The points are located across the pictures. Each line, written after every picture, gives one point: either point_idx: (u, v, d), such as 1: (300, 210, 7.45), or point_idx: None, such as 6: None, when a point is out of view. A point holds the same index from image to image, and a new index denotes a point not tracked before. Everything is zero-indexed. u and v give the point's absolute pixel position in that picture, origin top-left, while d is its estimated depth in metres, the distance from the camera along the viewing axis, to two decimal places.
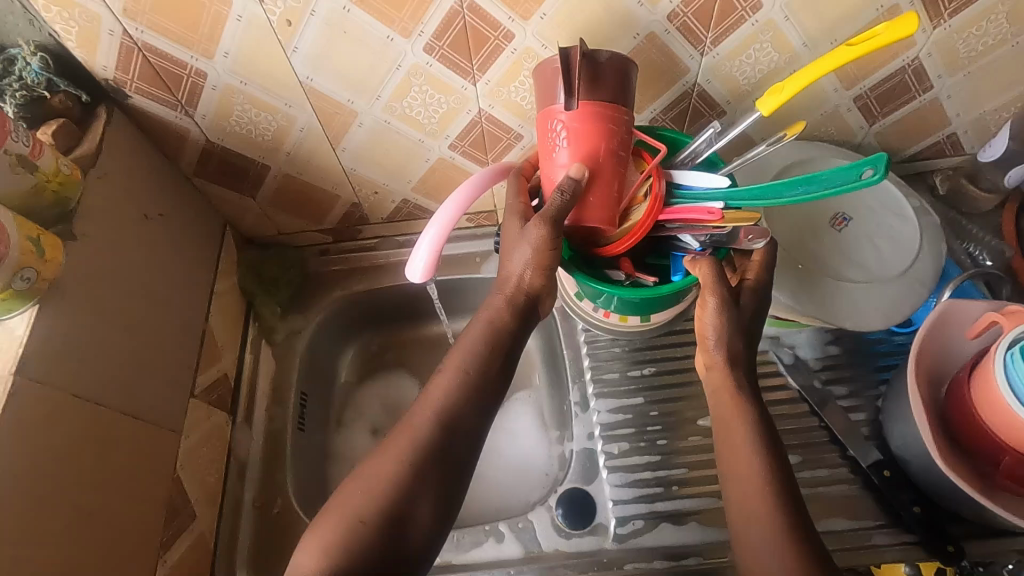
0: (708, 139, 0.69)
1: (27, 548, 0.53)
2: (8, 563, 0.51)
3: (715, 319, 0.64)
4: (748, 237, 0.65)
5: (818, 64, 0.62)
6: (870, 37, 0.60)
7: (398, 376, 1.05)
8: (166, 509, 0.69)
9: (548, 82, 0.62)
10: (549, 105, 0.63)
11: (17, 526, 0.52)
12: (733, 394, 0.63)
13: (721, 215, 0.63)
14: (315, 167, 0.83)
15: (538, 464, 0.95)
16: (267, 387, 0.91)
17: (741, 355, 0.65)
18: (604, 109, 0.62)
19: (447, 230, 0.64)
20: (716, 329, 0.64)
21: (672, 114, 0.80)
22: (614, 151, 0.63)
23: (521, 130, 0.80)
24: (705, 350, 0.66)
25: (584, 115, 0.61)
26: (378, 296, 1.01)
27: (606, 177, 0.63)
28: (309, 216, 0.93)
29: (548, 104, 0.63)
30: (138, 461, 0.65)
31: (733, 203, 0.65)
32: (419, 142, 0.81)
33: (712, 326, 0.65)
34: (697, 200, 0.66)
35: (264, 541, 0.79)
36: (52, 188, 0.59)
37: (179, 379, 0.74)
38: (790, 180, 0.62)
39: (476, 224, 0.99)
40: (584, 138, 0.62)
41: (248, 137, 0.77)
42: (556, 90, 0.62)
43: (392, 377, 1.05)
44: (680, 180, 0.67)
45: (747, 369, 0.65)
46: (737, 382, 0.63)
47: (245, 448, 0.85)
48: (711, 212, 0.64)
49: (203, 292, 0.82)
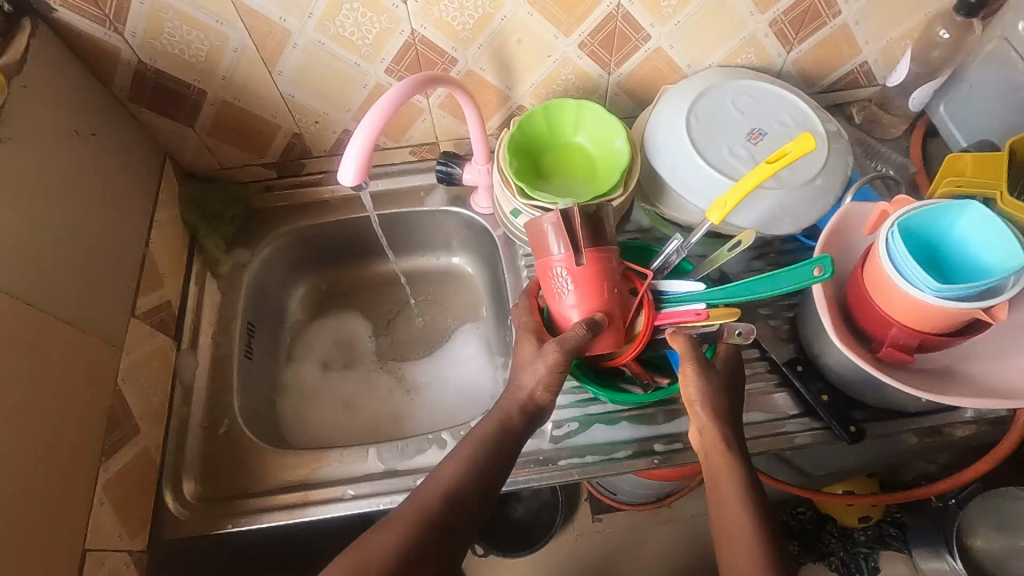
0: (676, 250, 0.79)
1: None
2: None
3: (700, 385, 0.67)
4: (733, 333, 0.73)
5: (747, 179, 0.70)
6: (783, 155, 0.68)
7: (348, 315, 1.09)
8: (107, 418, 0.70)
9: (542, 235, 0.71)
10: (545, 255, 0.71)
11: None
12: (722, 451, 0.63)
13: (706, 313, 0.73)
14: (252, 93, 0.84)
15: (484, 387, 0.99)
16: (213, 317, 0.92)
17: (728, 415, 0.67)
18: (600, 252, 0.70)
19: (371, 141, 0.66)
20: (702, 393, 0.67)
21: (599, 39, 0.83)
22: (615, 288, 0.71)
23: (455, 53, 0.82)
24: (693, 412, 0.67)
25: (587, 264, 0.69)
26: (324, 232, 1.03)
27: (611, 311, 0.71)
28: (252, 149, 0.94)
29: (544, 254, 0.72)
30: (75, 367, 0.66)
31: (711, 302, 0.76)
32: (355, 66, 0.82)
33: (697, 391, 0.67)
34: (681, 302, 0.77)
35: (211, 457, 0.81)
36: None
37: (116, 296, 0.75)
38: (755, 279, 0.73)
39: (420, 159, 1.01)
40: (589, 284, 0.70)
41: (181, 58, 0.77)
42: (550, 243, 0.70)
43: (343, 316, 1.09)
44: (662, 288, 0.79)
45: (736, 430, 0.66)
46: (726, 440, 0.64)
47: (190, 372, 0.86)
48: (697, 312, 0.73)
49: (143, 219, 0.83)
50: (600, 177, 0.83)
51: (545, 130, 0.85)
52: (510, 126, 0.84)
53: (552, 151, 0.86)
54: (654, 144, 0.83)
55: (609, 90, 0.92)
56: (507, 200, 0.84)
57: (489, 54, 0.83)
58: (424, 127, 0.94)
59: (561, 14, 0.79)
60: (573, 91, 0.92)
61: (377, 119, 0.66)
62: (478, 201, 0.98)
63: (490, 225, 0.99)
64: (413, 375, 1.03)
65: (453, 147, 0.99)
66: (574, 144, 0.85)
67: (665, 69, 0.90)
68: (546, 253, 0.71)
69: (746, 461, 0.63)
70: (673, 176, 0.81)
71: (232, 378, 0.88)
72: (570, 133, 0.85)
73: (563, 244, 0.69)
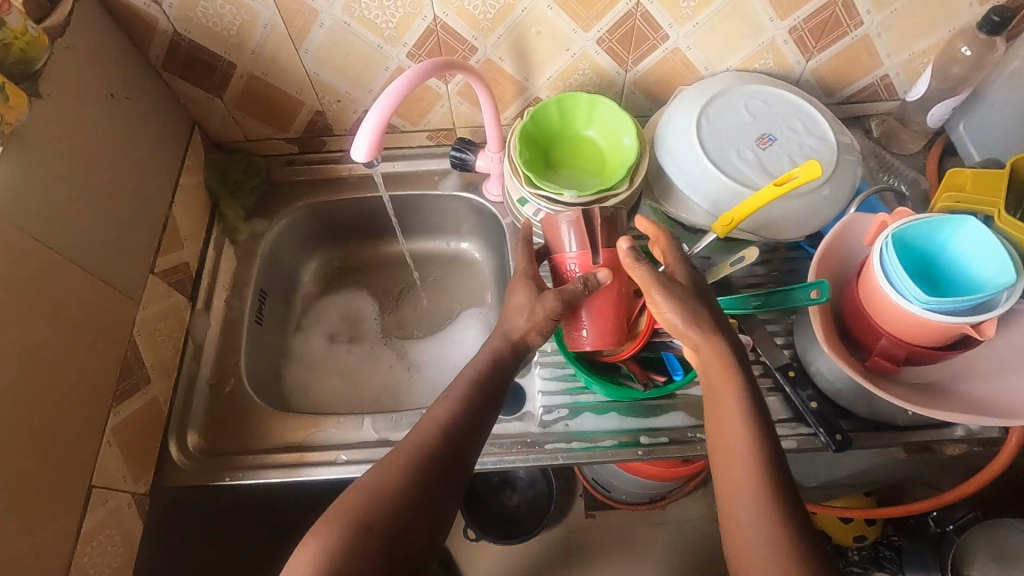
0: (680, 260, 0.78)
1: None
2: None
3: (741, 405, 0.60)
4: None
5: (755, 199, 0.73)
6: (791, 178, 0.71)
7: (358, 292, 1.12)
8: (120, 366, 0.74)
9: (558, 233, 0.74)
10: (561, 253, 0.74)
11: None
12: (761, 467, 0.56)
13: None
14: (279, 69, 0.88)
15: None
16: (228, 281, 0.96)
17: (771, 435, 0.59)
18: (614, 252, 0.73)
19: (383, 121, 0.69)
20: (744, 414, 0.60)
21: (618, 36, 0.85)
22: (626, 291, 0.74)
23: (475, 42, 0.84)
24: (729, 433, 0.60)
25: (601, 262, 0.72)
26: (340, 208, 1.06)
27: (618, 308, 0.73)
28: (275, 123, 0.97)
29: (559, 252, 0.75)
30: (94, 314, 0.70)
31: None
32: (378, 48, 0.85)
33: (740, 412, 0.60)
34: None
35: (216, 413, 0.85)
36: (19, 45, 0.63)
37: (139, 253, 0.79)
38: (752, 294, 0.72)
39: (437, 143, 1.04)
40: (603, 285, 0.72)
41: (214, 31, 0.81)
42: (566, 240, 0.73)
43: (353, 292, 1.12)
44: None
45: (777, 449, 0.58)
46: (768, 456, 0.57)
47: (202, 332, 0.90)
48: None
49: (168, 182, 0.87)
50: (607, 170, 0.84)
51: (556, 121, 0.86)
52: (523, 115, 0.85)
53: (562, 142, 0.87)
54: (663, 144, 0.84)
55: (624, 88, 0.94)
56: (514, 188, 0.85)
57: (508, 45, 0.86)
58: (442, 112, 0.97)
59: (581, 9, 0.81)
60: (590, 87, 0.93)
61: (392, 101, 0.68)
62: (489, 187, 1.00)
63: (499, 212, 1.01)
64: (413, 353, 1.06)
65: (469, 134, 1.01)
66: (582, 137, 0.87)
67: (682, 70, 0.91)
68: (563, 250, 0.74)
69: (773, 460, 0.57)
70: (680, 177, 0.82)
71: (240, 341, 0.92)
72: (581, 126, 0.87)
73: (580, 243, 0.72)
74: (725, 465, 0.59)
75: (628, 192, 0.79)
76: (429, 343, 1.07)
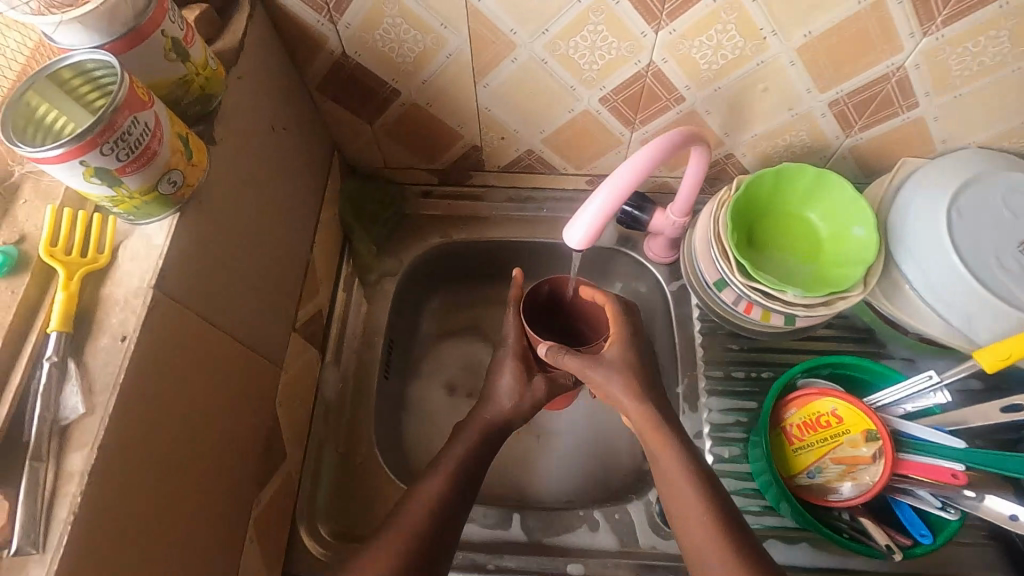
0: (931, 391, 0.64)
1: (162, 481, 0.47)
2: (151, 497, 0.46)
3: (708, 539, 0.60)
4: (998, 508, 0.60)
5: None
6: None
7: (471, 338, 0.95)
8: (264, 447, 0.64)
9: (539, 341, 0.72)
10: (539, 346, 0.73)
11: (157, 461, 0.46)
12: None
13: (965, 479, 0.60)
14: (448, 101, 0.75)
15: (622, 453, 0.88)
16: (358, 328, 0.85)
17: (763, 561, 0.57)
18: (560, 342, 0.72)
19: (609, 215, 0.57)
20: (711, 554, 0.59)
21: (857, 100, 0.71)
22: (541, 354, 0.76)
23: (686, 92, 0.71)
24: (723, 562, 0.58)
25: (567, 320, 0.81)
26: (474, 249, 0.93)
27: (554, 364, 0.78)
28: (423, 153, 0.85)
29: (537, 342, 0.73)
30: (247, 393, 0.60)
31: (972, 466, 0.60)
32: (569, 89, 0.72)
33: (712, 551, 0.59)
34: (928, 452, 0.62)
35: (347, 488, 0.75)
36: (199, 82, 0.51)
37: (284, 310, 0.69)
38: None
39: (593, 188, 0.91)
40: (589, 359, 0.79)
41: (388, 56, 0.69)
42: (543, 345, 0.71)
43: (465, 337, 0.95)
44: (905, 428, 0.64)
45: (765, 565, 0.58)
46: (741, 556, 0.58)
47: (331, 388, 0.80)
48: (955, 474, 0.60)
49: (310, 221, 0.77)
50: (828, 260, 0.71)
51: (769, 194, 0.74)
52: (732, 186, 0.72)
53: (771, 218, 0.75)
54: (903, 239, 0.72)
55: (836, 153, 0.80)
56: (713, 267, 0.74)
57: (723, 99, 0.72)
58: (614, 159, 0.84)
59: (828, 68, 0.67)
60: (798, 148, 0.79)
61: (622, 191, 0.56)
62: (655, 248, 0.87)
63: (664, 278, 0.88)
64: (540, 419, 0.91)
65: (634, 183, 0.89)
66: (801, 216, 0.74)
67: (914, 141, 0.77)
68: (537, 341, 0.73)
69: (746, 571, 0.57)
70: (925, 283, 0.69)
71: (371, 401, 0.81)
72: (797, 202, 0.74)
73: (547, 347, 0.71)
74: (690, 542, 0.61)
75: (862, 297, 0.67)
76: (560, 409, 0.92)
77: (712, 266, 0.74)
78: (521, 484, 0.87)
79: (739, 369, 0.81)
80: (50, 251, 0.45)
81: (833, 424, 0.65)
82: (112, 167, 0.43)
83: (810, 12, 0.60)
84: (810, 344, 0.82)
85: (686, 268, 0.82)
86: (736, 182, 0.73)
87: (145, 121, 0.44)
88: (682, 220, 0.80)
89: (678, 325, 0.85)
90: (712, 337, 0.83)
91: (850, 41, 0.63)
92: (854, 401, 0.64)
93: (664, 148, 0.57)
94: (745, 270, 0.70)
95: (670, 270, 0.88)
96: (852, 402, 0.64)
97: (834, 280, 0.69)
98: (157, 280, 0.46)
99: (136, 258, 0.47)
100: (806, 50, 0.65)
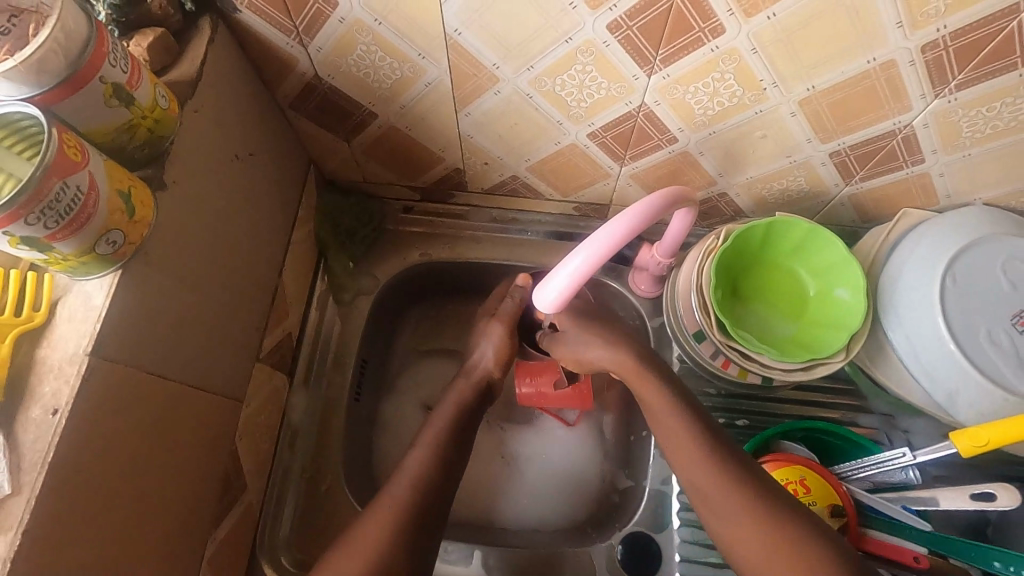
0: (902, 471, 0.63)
1: (102, 546, 0.46)
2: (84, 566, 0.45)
3: None
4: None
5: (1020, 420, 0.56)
6: None
7: (449, 357, 0.91)
8: (221, 484, 0.63)
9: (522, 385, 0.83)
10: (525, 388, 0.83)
11: (93, 527, 0.45)
12: None
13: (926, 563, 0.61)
14: (428, 125, 0.71)
15: (590, 485, 0.87)
16: (330, 349, 0.83)
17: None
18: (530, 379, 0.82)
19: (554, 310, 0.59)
20: None
21: (859, 152, 0.66)
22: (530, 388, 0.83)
23: (679, 134, 0.67)
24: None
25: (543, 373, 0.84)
26: (456, 270, 0.90)
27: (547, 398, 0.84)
28: (403, 171, 0.82)
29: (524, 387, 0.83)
30: (202, 436, 0.59)
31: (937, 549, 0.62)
32: (556, 124, 0.68)
33: None
34: (893, 529, 0.64)
35: (311, 517, 0.75)
36: (146, 125, 0.48)
37: (248, 343, 0.67)
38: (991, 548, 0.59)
39: (580, 214, 0.87)
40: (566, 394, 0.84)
41: (363, 80, 0.65)
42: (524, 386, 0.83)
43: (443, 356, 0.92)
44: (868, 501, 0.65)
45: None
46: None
47: (299, 413, 0.79)
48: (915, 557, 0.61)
49: (281, 243, 0.74)
50: (813, 319, 0.70)
51: (758, 245, 0.71)
52: (720, 235, 0.69)
53: (756, 268, 0.73)
54: (892, 303, 0.69)
55: (834, 200, 0.75)
56: (691, 318, 0.71)
57: (719, 142, 0.68)
58: (603, 190, 0.80)
59: (831, 120, 0.62)
60: (795, 193, 0.75)
61: (564, 295, 0.57)
62: (640, 282, 0.80)
63: (646, 312, 0.82)
64: (513, 444, 0.89)
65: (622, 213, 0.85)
66: (791, 273, 0.73)
67: (915, 194, 0.72)
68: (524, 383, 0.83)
69: None
70: (911, 349, 0.67)
71: (339, 426, 0.80)
72: (787, 253, 0.72)
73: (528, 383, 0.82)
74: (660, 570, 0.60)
75: (843, 365, 0.67)
76: (531, 434, 0.90)
77: (690, 315, 0.71)
78: (490, 511, 0.85)
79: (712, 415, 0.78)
80: None
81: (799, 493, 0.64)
82: (40, 235, 0.40)
83: (815, 67, 0.56)
84: (787, 393, 0.79)
85: (666, 307, 0.77)
86: (725, 232, 0.70)
87: (77, 184, 0.41)
88: (666, 261, 0.75)
89: None
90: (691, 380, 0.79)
91: (858, 96, 0.58)
92: (822, 473, 0.63)
93: (612, 251, 0.54)
94: (724, 328, 0.68)
95: (653, 305, 0.82)
96: (820, 475, 0.63)
97: (816, 345, 0.68)
98: (93, 347, 0.44)
99: (73, 319, 0.45)
100: (808, 103, 0.60)
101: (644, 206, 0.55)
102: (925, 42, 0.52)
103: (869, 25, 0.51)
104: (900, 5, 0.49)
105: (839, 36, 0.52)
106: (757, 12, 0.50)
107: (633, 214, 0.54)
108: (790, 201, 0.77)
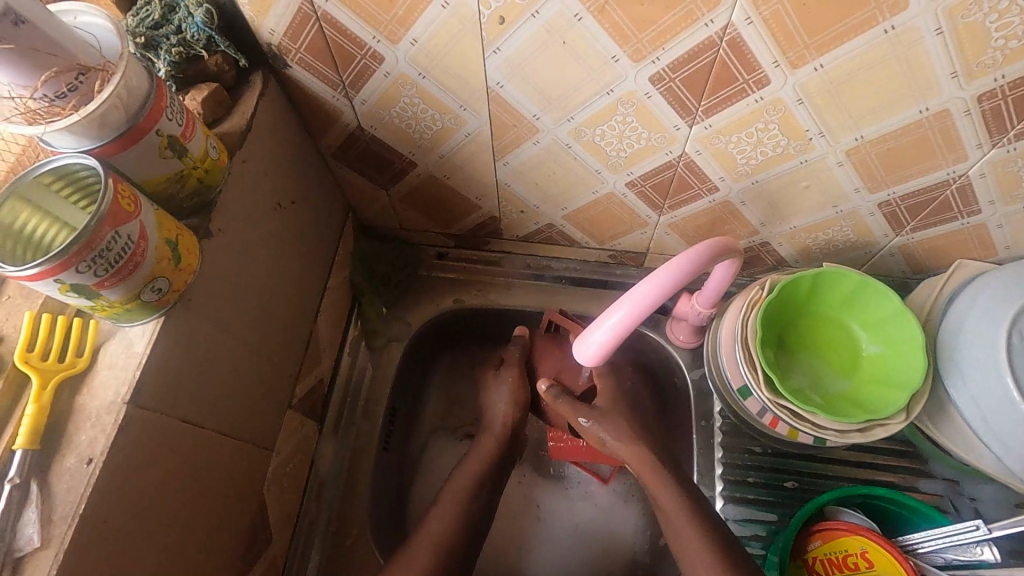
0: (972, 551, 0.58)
1: None
2: None
3: None
4: None
5: None
6: None
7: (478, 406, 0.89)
8: (247, 536, 0.62)
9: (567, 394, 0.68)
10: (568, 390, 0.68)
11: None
12: None
13: None
14: (466, 173, 0.72)
15: (626, 547, 0.83)
16: (360, 396, 0.82)
17: None
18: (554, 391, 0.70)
19: (593, 366, 0.59)
20: None
21: (910, 203, 0.64)
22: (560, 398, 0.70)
23: (720, 183, 0.66)
24: None
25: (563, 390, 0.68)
26: (488, 319, 0.89)
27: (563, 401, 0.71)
28: (440, 219, 0.82)
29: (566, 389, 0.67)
30: (232, 485, 0.58)
31: None
32: (594, 173, 0.68)
33: None
34: None
35: (334, 570, 0.73)
36: (197, 174, 0.49)
37: (281, 390, 0.67)
38: None
39: (616, 261, 0.86)
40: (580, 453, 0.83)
41: (405, 131, 0.66)
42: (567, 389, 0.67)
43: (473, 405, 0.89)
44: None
45: None
46: None
47: (327, 462, 0.77)
48: None
49: (317, 290, 0.75)
50: (865, 377, 0.67)
51: (804, 298, 0.69)
52: (765, 287, 0.67)
53: (804, 320, 0.71)
54: (953, 362, 0.66)
55: (884, 250, 0.72)
56: (737, 373, 0.68)
57: (761, 192, 0.67)
58: (639, 238, 0.79)
59: (879, 170, 0.60)
60: (842, 243, 0.73)
61: (598, 355, 0.57)
62: (679, 333, 0.78)
63: (685, 364, 0.79)
64: (545, 498, 0.85)
65: (658, 261, 0.84)
66: (842, 326, 0.70)
67: (971, 245, 0.69)
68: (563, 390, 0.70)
69: None
70: (978, 412, 0.63)
71: (366, 477, 0.78)
72: (837, 306, 0.69)
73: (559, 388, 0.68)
74: None
75: (903, 426, 0.63)
76: (561, 489, 0.86)
77: (735, 370, 0.68)
78: (519, 567, 0.82)
79: (758, 475, 0.74)
80: (24, 358, 0.43)
81: (861, 565, 0.60)
82: (89, 283, 0.40)
83: (862, 117, 0.55)
84: (838, 454, 0.74)
85: (707, 361, 0.75)
86: (769, 283, 0.68)
87: (128, 234, 0.41)
88: (707, 312, 0.72)
89: (696, 423, 0.77)
90: (735, 438, 0.76)
91: (909, 146, 0.57)
92: (885, 544, 0.60)
93: (649, 307, 0.53)
94: (772, 384, 0.65)
95: (691, 358, 0.80)
96: (883, 547, 0.60)
97: (872, 404, 0.65)
98: (132, 395, 0.44)
99: (114, 367, 0.45)
100: (856, 153, 0.59)
101: (674, 266, 0.52)
102: (983, 91, 0.50)
103: (921, 76, 0.50)
104: (954, 58, 0.48)
105: (890, 89, 0.51)
106: (803, 63, 0.50)
107: (662, 279, 0.52)
108: (836, 251, 0.75)
